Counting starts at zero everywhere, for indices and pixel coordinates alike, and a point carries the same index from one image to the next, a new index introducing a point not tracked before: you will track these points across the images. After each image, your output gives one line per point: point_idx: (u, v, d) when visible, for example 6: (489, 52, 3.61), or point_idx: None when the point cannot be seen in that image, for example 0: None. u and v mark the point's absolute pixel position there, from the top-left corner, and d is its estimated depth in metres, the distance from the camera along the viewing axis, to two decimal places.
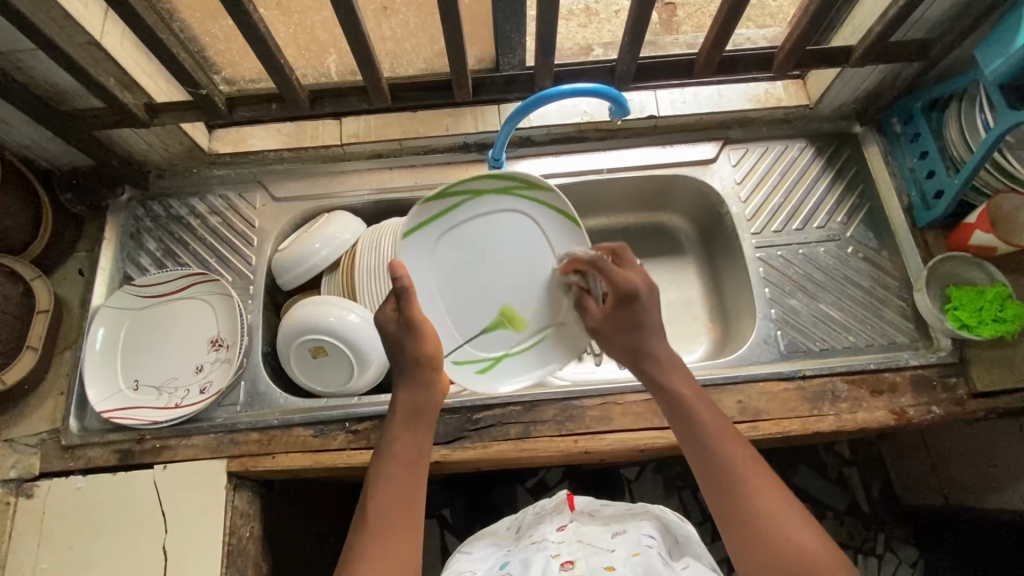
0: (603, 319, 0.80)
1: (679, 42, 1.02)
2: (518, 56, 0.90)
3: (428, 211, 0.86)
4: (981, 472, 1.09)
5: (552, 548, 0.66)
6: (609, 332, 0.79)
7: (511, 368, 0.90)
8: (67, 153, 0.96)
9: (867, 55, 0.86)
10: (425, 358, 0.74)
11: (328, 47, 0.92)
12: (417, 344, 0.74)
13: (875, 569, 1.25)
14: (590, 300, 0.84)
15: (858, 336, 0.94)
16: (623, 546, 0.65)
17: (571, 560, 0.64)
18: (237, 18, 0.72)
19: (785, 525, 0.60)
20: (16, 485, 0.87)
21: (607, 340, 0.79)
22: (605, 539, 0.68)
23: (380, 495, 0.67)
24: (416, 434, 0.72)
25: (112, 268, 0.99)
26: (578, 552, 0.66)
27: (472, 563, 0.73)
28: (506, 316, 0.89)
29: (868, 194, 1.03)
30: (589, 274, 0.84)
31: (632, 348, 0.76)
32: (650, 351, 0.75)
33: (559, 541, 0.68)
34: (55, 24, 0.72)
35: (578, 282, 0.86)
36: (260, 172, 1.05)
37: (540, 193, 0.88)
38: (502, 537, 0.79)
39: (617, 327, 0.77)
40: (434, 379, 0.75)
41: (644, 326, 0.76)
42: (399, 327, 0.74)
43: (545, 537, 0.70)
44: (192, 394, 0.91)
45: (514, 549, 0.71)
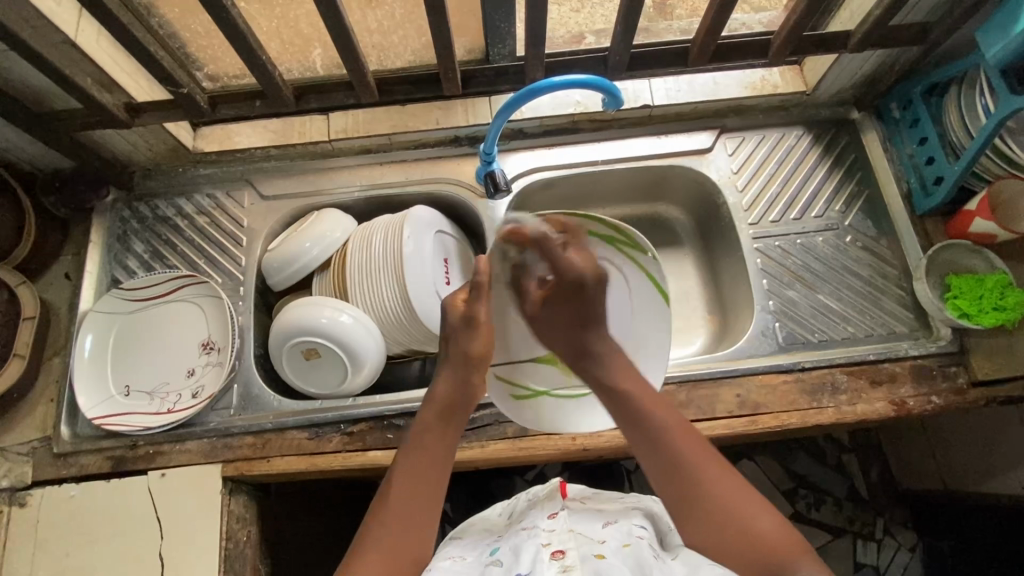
0: (543, 303, 0.78)
1: (674, 27, 0.99)
2: (508, 47, 0.88)
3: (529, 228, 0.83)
4: (980, 457, 1.09)
5: (543, 537, 0.62)
6: (551, 321, 0.78)
7: (546, 408, 0.86)
8: (48, 154, 0.94)
9: (866, 40, 0.84)
10: (475, 356, 0.75)
11: (313, 41, 0.89)
12: (469, 338, 0.76)
13: (873, 553, 1.25)
14: (528, 279, 0.79)
15: (858, 326, 0.93)
16: (613, 537, 0.63)
17: (562, 550, 0.60)
18: (215, 14, 0.70)
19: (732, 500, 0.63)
20: (9, 494, 0.86)
21: (547, 329, 0.78)
22: (597, 528, 0.66)
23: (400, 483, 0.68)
24: (442, 430, 0.72)
25: (99, 271, 0.97)
26: (569, 542, 0.62)
27: (459, 550, 0.69)
28: (560, 355, 0.85)
29: (866, 181, 1.01)
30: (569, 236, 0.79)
31: (577, 343, 0.76)
32: (597, 329, 0.76)
33: (550, 529, 0.64)
34: (27, 23, 0.70)
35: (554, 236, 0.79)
36: (247, 170, 1.03)
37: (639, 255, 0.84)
38: (493, 524, 0.76)
39: (571, 316, 0.76)
40: (475, 381, 0.75)
41: (591, 321, 0.76)
42: (457, 323, 0.77)
43: (536, 524, 0.66)
44: (184, 399, 0.90)
45: (505, 535, 0.68)
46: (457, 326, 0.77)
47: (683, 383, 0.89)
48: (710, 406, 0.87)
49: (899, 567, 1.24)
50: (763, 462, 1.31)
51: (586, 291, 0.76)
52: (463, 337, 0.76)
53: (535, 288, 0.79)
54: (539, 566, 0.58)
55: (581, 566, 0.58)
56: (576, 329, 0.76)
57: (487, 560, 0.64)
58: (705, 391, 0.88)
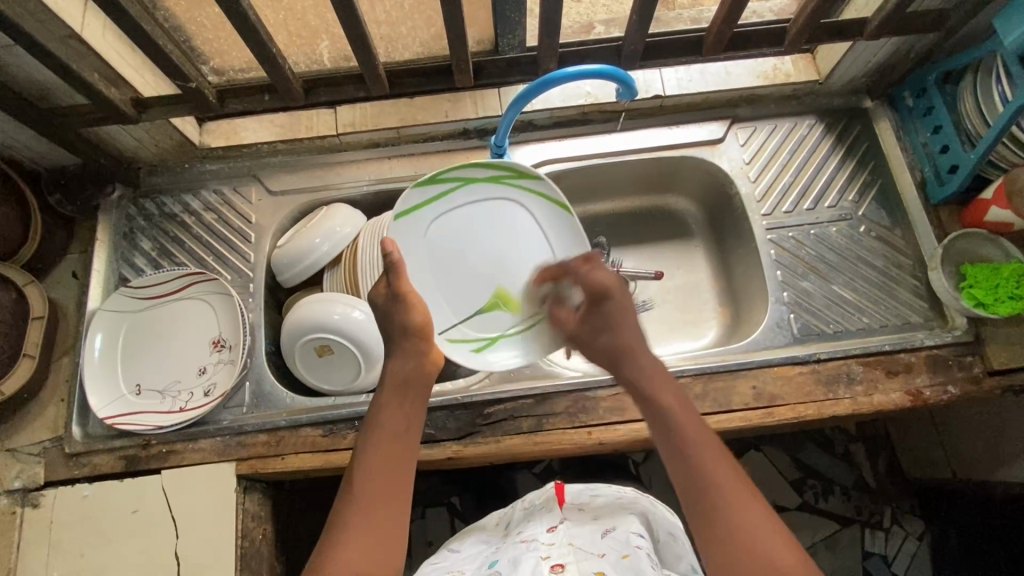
0: (580, 323, 0.81)
1: (683, 17, 0.97)
2: (518, 37, 0.86)
3: (412, 197, 0.86)
4: (990, 446, 1.09)
5: (542, 550, 0.66)
6: (588, 338, 0.80)
7: (502, 351, 0.88)
8: (53, 151, 0.92)
9: (883, 27, 0.83)
10: (417, 329, 0.75)
11: (320, 33, 0.87)
12: (406, 313, 0.75)
13: (883, 542, 1.25)
14: (563, 309, 0.84)
15: (872, 317, 0.93)
16: (613, 548, 0.64)
17: (561, 563, 0.63)
18: (226, 7, 0.69)
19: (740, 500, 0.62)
20: (22, 495, 0.86)
21: (596, 340, 0.79)
22: (595, 539, 0.67)
23: (366, 466, 0.67)
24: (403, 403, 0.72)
25: (107, 269, 0.96)
26: (568, 555, 0.65)
27: (461, 562, 0.72)
28: (501, 296, 0.89)
29: (879, 171, 1.00)
30: (561, 280, 0.85)
31: (612, 357, 0.77)
32: (637, 351, 0.76)
33: (549, 543, 0.68)
34: (33, 17, 0.68)
35: (551, 291, 0.87)
36: (254, 165, 1.01)
37: (532, 182, 0.89)
38: (492, 533, 0.79)
39: (595, 329, 0.79)
40: (428, 348, 0.76)
41: (622, 348, 0.77)
42: (385, 300, 0.75)
43: (536, 538, 0.70)
44: (196, 397, 0.89)
45: (504, 546, 0.71)
46: (385, 303, 0.76)
47: (698, 376, 0.88)
48: (726, 398, 0.87)
49: (906, 556, 1.24)
50: (771, 453, 1.31)
51: (607, 307, 0.79)
52: (397, 311, 0.75)
53: (568, 315, 0.83)
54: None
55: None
56: (608, 339, 0.78)
57: (487, 570, 0.67)
58: (720, 383, 0.88)
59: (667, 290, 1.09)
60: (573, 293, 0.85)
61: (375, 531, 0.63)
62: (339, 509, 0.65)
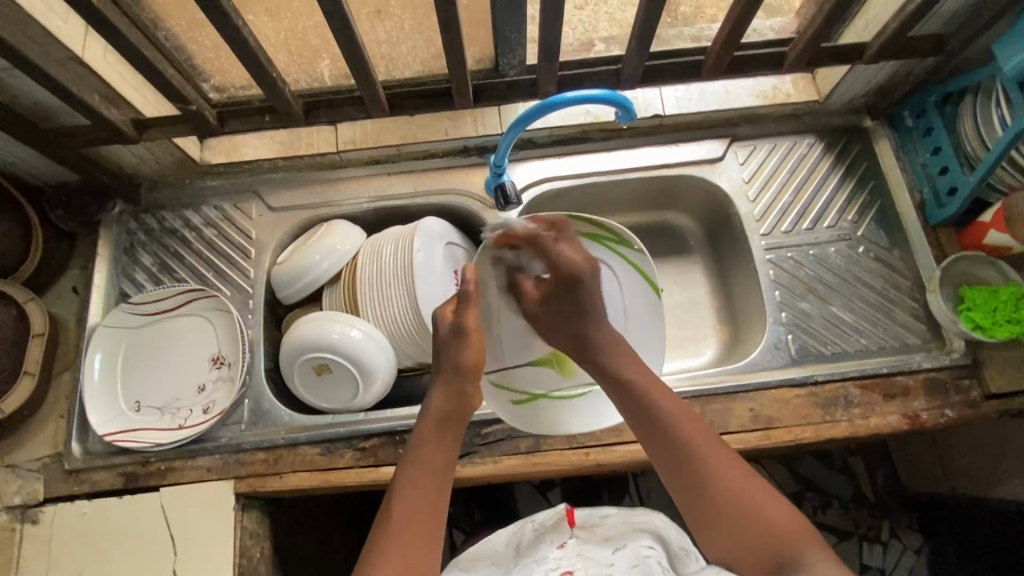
0: (542, 303, 0.81)
1: (684, 34, 0.96)
2: (518, 56, 0.86)
3: (530, 228, 0.85)
4: (988, 464, 1.08)
5: (552, 563, 0.69)
6: (552, 319, 0.80)
7: (544, 411, 0.87)
8: (55, 168, 0.93)
9: (882, 52, 0.83)
10: (468, 365, 0.74)
11: (321, 52, 0.88)
12: (458, 348, 0.75)
13: (880, 556, 1.25)
14: (524, 279, 0.82)
15: (871, 338, 0.93)
16: (623, 559, 0.66)
17: (570, 571, 0.67)
18: (226, 34, 0.69)
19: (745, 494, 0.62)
20: (21, 511, 0.86)
21: (551, 326, 0.80)
22: (605, 553, 0.69)
23: (401, 496, 0.66)
24: (441, 442, 0.71)
25: (107, 285, 0.97)
26: (577, 565, 0.68)
27: None
28: (557, 356, 0.87)
29: (879, 191, 1.00)
30: (523, 252, 0.82)
31: (578, 336, 0.77)
32: (595, 339, 0.76)
33: (558, 557, 0.70)
34: (35, 42, 0.69)
35: (510, 257, 0.82)
36: (254, 181, 1.02)
37: (628, 249, 0.86)
38: (501, 556, 0.78)
39: (563, 312, 0.79)
40: (473, 391, 0.75)
41: (587, 312, 0.78)
42: (445, 336, 0.76)
43: (546, 554, 0.71)
44: (195, 414, 0.90)
45: (518, 566, 0.72)
46: (447, 337, 0.76)
47: (696, 397, 0.88)
48: (724, 420, 0.87)
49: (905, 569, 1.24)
50: (769, 466, 1.31)
51: (577, 295, 0.78)
52: (452, 346, 0.75)
53: (529, 288, 0.82)
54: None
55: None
56: (575, 321, 0.78)
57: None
58: (718, 405, 0.88)
59: (666, 307, 1.09)
60: (536, 265, 0.83)
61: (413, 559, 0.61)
62: (376, 533, 0.64)
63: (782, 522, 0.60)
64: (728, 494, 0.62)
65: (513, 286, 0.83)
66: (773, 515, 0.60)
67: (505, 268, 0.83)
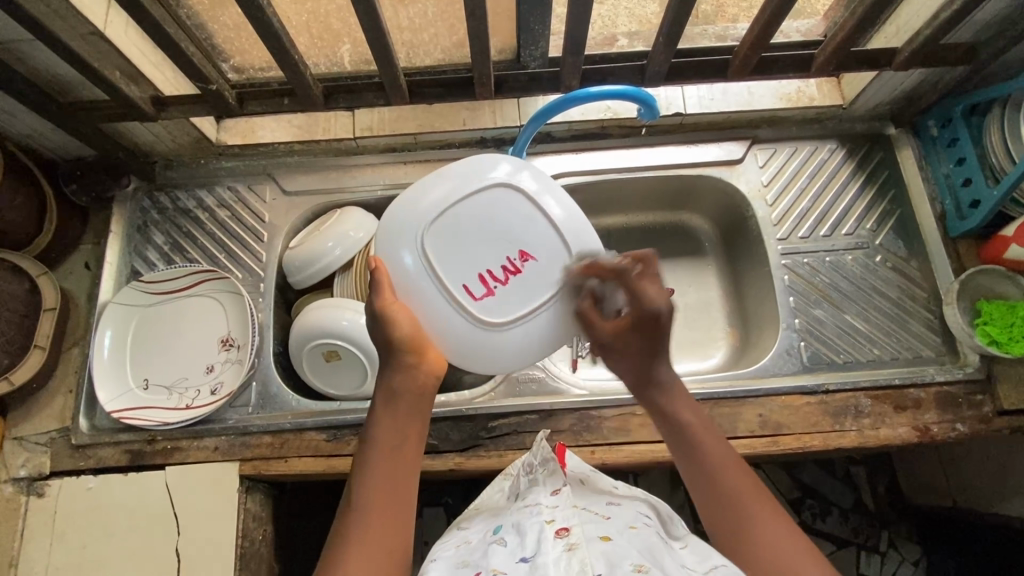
0: (614, 335, 0.68)
1: (709, 32, 0.92)
2: (540, 48, 0.83)
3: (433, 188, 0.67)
4: (991, 480, 1.06)
5: (547, 514, 0.59)
6: (616, 355, 0.69)
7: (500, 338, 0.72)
8: (69, 143, 0.92)
9: (913, 59, 0.82)
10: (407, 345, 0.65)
11: (342, 37, 0.85)
12: (392, 331, 0.64)
13: (878, 567, 1.20)
14: (599, 314, 0.68)
15: (884, 349, 0.92)
16: (620, 517, 0.60)
17: (567, 527, 0.57)
18: (251, 15, 0.69)
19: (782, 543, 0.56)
20: (28, 483, 0.87)
21: (618, 360, 0.69)
22: (601, 506, 0.63)
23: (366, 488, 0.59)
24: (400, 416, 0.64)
25: (119, 262, 0.97)
26: (574, 519, 0.58)
27: (459, 539, 0.65)
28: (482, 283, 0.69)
29: (899, 200, 0.99)
30: (607, 284, 0.67)
31: (639, 374, 0.69)
32: (662, 380, 0.68)
33: (553, 506, 0.61)
34: (56, 15, 0.69)
35: (592, 287, 0.68)
36: (270, 164, 1.02)
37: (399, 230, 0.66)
38: (499, 508, 0.70)
39: (637, 351, 0.68)
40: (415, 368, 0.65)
41: (659, 355, 0.68)
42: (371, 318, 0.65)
43: (540, 502, 0.63)
44: (202, 395, 0.90)
45: (507, 513, 0.65)
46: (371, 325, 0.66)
47: (705, 401, 0.88)
48: (731, 424, 0.87)
49: None
50: (771, 470, 1.26)
51: (660, 324, 0.66)
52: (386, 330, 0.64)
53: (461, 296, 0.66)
54: (543, 545, 0.55)
55: (588, 546, 0.54)
56: (642, 361, 0.68)
57: (491, 537, 0.61)
58: (727, 409, 0.88)
59: (677, 308, 1.08)
60: (615, 297, 0.68)
61: (381, 540, 0.56)
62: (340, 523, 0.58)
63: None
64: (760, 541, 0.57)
65: (581, 315, 0.68)
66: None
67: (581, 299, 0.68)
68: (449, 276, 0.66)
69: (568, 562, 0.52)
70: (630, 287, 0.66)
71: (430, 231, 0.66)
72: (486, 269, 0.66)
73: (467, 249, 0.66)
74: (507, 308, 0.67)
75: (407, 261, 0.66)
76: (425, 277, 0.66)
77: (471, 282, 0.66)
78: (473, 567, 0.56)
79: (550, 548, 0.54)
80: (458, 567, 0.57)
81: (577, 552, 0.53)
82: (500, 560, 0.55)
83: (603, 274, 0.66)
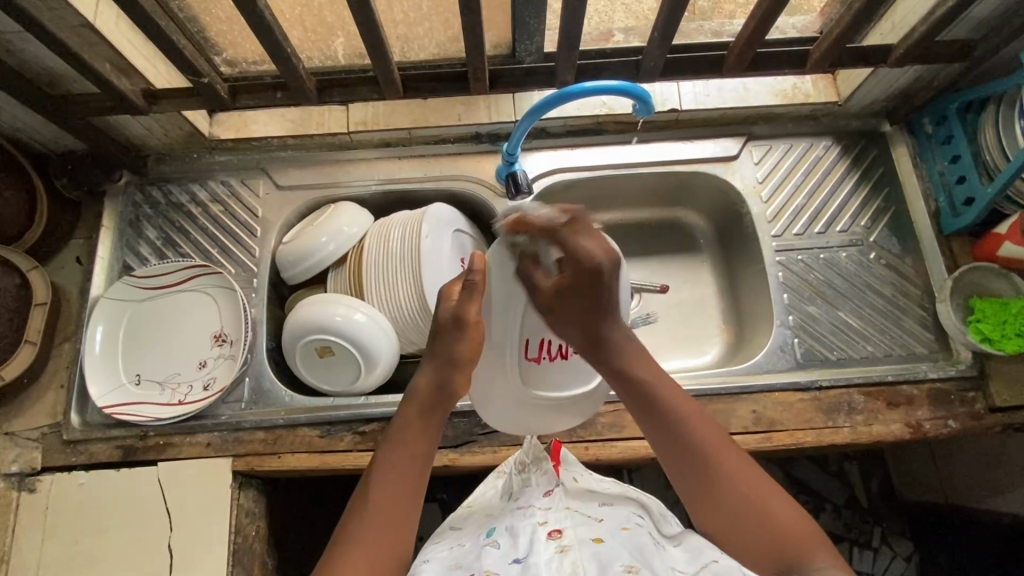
0: (555, 297, 0.66)
1: (704, 28, 0.91)
2: (536, 43, 0.82)
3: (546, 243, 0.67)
4: (983, 476, 1.06)
5: (540, 516, 0.60)
6: (562, 317, 0.67)
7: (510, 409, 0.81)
8: (60, 136, 0.92)
9: (908, 56, 0.82)
10: (460, 359, 0.68)
11: (336, 31, 0.85)
12: (453, 343, 0.68)
13: (870, 563, 1.21)
14: (537, 270, 0.66)
15: (877, 346, 0.93)
16: (612, 518, 0.60)
17: (559, 529, 0.58)
18: (242, 7, 0.68)
19: (763, 494, 0.60)
20: (19, 479, 0.86)
21: (563, 322, 0.67)
22: (593, 507, 0.63)
23: (381, 486, 0.62)
24: (426, 427, 0.67)
25: (111, 257, 0.96)
26: (566, 521, 0.59)
27: (453, 541, 0.65)
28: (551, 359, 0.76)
29: (894, 197, 0.99)
30: (539, 240, 0.66)
31: (586, 331, 0.68)
32: (609, 339, 0.69)
33: (546, 508, 0.61)
34: (46, 6, 0.68)
35: (524, 245, 0.66)
36: (263, 159, 1.01)
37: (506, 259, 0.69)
38: (493, 509, 0.70)
39: (578, 308, 0.67)
40: (456, 380, 0.69)
41: (608, 311, 0.68)
42: (445, 321, 0.69)
43: (532, 504, 0.63)
44: (195, 390, 0.89)
45: (500, 515, 0.65)
46: (446, 324, 0.70)
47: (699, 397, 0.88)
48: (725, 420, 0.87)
49: None
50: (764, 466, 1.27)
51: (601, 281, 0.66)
52: (448, 337, 0.69)
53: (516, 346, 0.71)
54: (535, 547, 0.55)
55: (579, 548, 0.54)
56: (593, 311, 0.67)
57: (483, 539, 0.61)
58: (721, 405, 0.88)
59: (672, 304, 1.08)
60: (552, 253, 0.67)
61: (381, 543, 0.59)
62: (349, 518, 0.61)
63: (776, 510, 0.59)
64: (731, 483, 0.61)
65: (522, 276, 0.67)
66: (772, 505, 0.59)
67: (520, 259, 0.66)
68: (518, 328, 0.70)
69: (560, 564, 0.52)
70: (560, 242, 0.65)
71: (541, 283, 0.67)
72: (549, 339, 0.71)
73: (542, 316, 0.70)
74: (542, 378, 0.74)
75: (503, 292, 0.70)
76: (509, 312, 0.70)
77: (530, 341, 0.71)
78: (465, 569, 0.56)
79: (541, 549, 0.54)
80: (450, 569, 0.57)
81: (568, 554, 0.53)
82: (491, 561, 0.55)
83: (533, 230, 0.65)
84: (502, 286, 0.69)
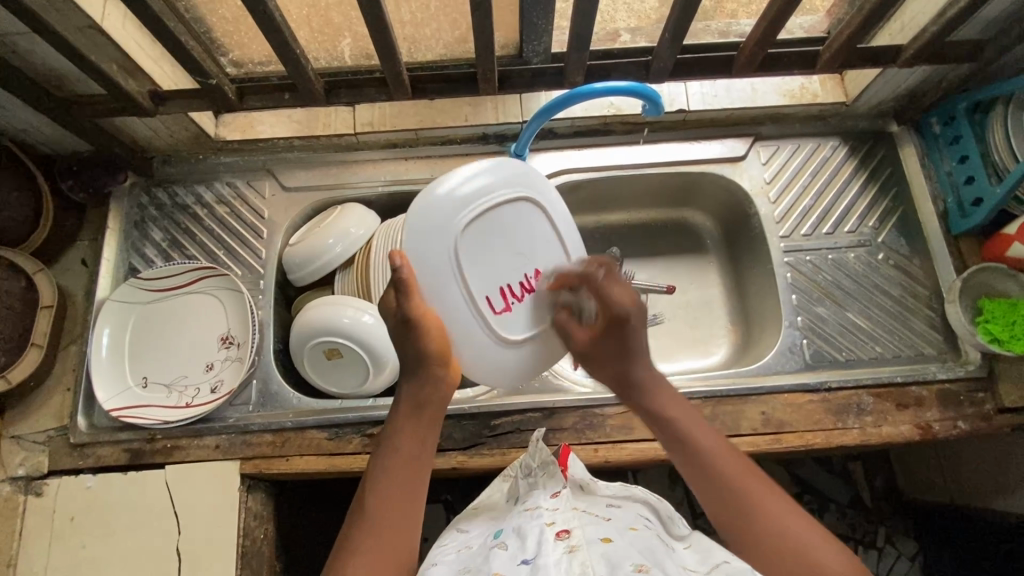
0: (591, 342, 0.74)
1: (712, 28, 0.91)
2: (544, 43, 0.82)
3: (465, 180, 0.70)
4: (989, 476, 1.06)
5: (547, 517, 0.59)
6: (596, 362, 0.74)
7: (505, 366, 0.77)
8: (66, 138, 0.91)
9: (919, 57, 0.82)
10: (435, 356, 0.67)
11: (343, 31, 0.84)
12: (419, 340, 0.66)
13: (875, 562, 1.21)
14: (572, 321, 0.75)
15: (885, 347, 0.92)
16: (620, 518, 0.60)
17: (567, 530, 0.57)
18: (251, 7, 0.67)
19: (794, 530, 0.58)
20: (25, 483, 0.86)
21: (594, 369, 0.74)
22: (602, 509, 0.63)
23: (380, 495, 0.62)
24: (417, 430, 0.66)
25: (116, 260, 0.96)
26: (574, 521, 0.58)
27: (460, 544, 0.65)
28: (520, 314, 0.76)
29: (901, 197, 0.99)
30: (579, 290, 0.75)
31: (619, 376, 0.73)
32: (638, 381, 0.71)
33: (553, 509, 0.61)
34: (53, 7, 0.67)
35: (566, 300, 0.76)
36: (270, 160, 1.00)
37: (432, 226, 0.68)
38: (500, 511, 0.70)
39: (609, 354, 0.73)
40: (442, 375, 0.68)
41: (635, 356, 0.72)
42: (398, 325, 0.67)
43: (539, 505, 0.63)
44: (202, 393, 0.89)
45: (507, 517, 0.64)
46: (398, 329, 0.67)
47: (708, 399, 0.88)
48: (735, 422, 0.87)
49: None
50: (770, 466, 1.27)
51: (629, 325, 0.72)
52: (412, 339, 0.67)
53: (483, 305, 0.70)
54: (544, 548, 0.54)
55: (588, 548, 0.54)
56: (619, 360, 0.72)
57: (492, 542, 0.60)
58: (730, 406, 0.88)
59: (678, 305, 1.08)
60: (589, 306, 0.75)
61: (388, 550, 0.59)
62: (350, 528, 0.61)
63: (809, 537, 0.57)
64: (770, 532, 0.58)
65: (557, 325, 0.76)
66: (815, 547, 0.56)
67: (557, 313, 0.76)
68: (475, 285, 0.70)
69: (568, 565, 0.52)
70: (594, 290, 0.74)
71: (466, 228, 0.69)
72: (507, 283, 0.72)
73: (489, 258, 0.71)
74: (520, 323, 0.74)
75: (442, 270, 0.68)
76: (455, 276, 0.69)
77: (492, 295, 0.71)
78: (474, 572, 0.55)
79: (550, 550, 0.53)
80: (460, 574, 0.56)
81: (578, 554, 0.53)
82: (500, 562, 0.55)
83: (571, 280, 0.75)
84: (439, 255, 0.68)
